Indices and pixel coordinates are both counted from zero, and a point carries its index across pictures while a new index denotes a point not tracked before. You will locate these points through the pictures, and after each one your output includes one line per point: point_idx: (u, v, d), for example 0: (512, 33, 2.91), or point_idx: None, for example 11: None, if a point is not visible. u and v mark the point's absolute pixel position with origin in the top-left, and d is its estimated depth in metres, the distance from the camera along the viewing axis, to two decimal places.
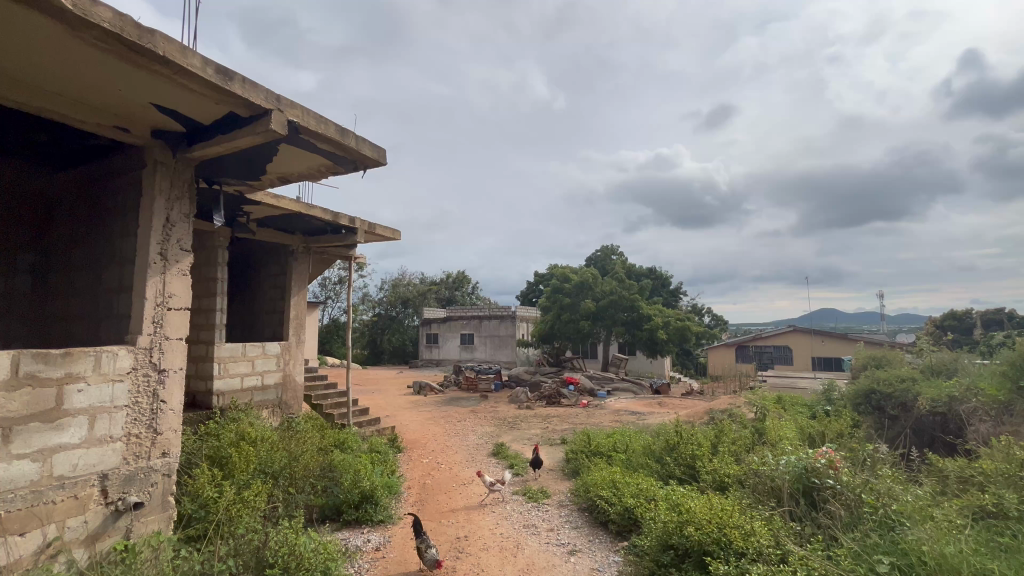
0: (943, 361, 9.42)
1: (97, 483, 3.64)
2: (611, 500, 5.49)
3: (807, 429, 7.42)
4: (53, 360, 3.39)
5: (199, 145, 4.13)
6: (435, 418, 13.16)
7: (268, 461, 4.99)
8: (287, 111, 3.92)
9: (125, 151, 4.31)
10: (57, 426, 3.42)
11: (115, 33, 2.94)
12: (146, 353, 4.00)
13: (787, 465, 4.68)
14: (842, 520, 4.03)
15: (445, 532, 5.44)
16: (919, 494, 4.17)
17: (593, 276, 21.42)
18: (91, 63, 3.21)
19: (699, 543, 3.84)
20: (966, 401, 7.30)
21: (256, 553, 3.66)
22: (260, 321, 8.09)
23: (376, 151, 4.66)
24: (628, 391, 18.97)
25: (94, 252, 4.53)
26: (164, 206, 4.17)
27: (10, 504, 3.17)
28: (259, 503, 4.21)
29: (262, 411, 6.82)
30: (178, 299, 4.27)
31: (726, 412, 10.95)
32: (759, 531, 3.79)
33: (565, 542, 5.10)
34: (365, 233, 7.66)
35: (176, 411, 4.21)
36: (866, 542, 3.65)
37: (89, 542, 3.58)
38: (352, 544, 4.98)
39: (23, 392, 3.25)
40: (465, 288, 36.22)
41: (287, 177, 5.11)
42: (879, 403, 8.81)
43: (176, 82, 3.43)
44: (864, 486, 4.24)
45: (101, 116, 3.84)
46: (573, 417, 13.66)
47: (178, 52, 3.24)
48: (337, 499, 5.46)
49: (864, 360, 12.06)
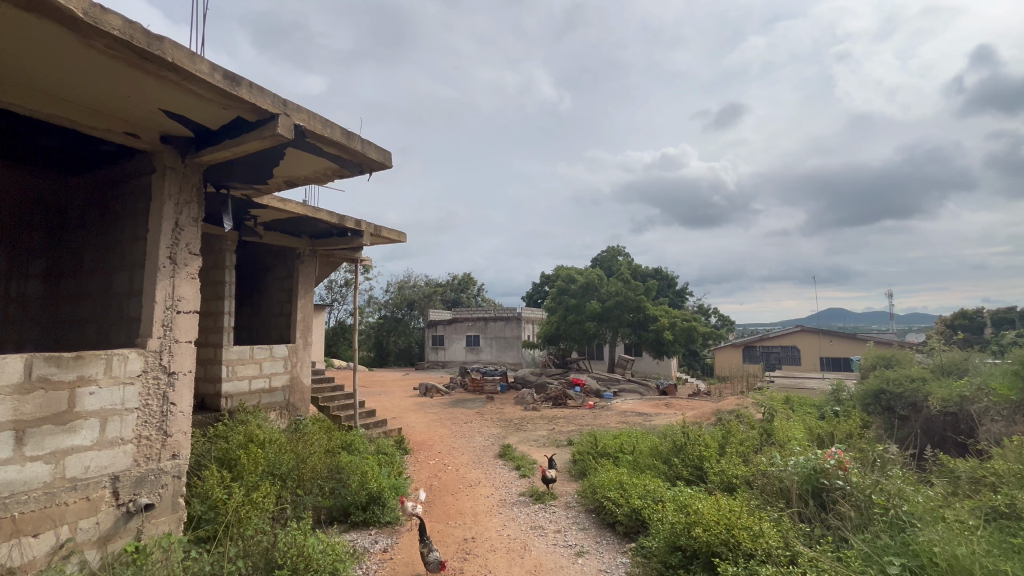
0: (954, 360, 9.30)
1: (109, 485, 3.68)
2: (618, 502, 5.47)
3: (816, 429, 7.36)
4: (66, 364, 3.44)
5: (207, 150, 4.17)
6: (441, 420, 13.18)
7: (277, 462, 5.02)
8: (294, 116, 3.95)
9: (135, 156, 4.36)
10: (69, 428, 3.46)
11: (125, 41, 2.97)
12: (157, 355, 4.05)
13: (796, 466, 4.64)
14: (852, 521, 3.99)
15: (453, 534, 5.44)
16: (929, 494, 4.11)
17: (598, 277, 21.47)
18: (102, 71, 3.26)
19: (708, 544, 3.80)
20: (977, 400, 7.16)
21: (265, 555, 3.77)
22: (267, 324, 8.13)
23: (381, 153, 4.67)
24: (633, 391, 18.88)
25: (105, 256, 4.58)
26: (173, 210, 4.23)
27: (25, 505, 3.22)
28: (268, 504, 4.24)
29: (270, 413, 6.87)
30: (187, 303, 4.32)
31: (733, 413, 10.87)
32: (768, 532, 3.75)
33: (571, 543, 5.10)
34: (371, 236, 7.69)
35: (186, 413, 4.24)
36: (876, 544, 3.61)
37: (101, 543, 3.62)
38: (360, 546, 5.01)
39: (36, 396, 3.30)
40: (472, 289, 36.44)
41: (293, 181, 5.15)
42: (889, 403, 8.72)
43: (184, 88, 3.48)
44: (874, 486, 4.20)
45: (110, 122, 3.90)
46: (578, 418, 13.62)
47: (187, 59, 3.28)
48: (345, 500, 5.49)
49: (873, 360, 11.97)
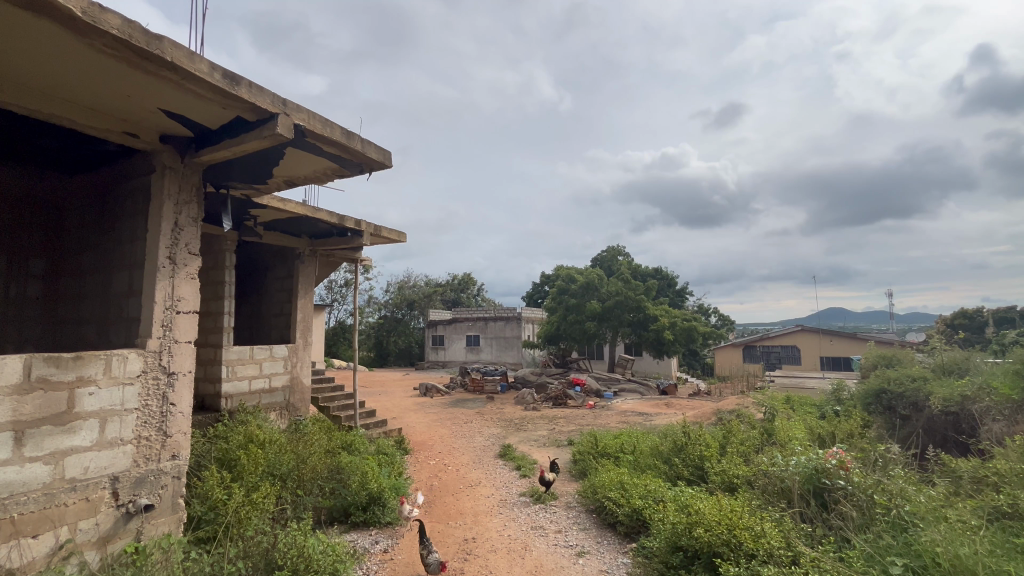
0: (955, 360, 9.28)
1: (109, 485, 3.67)
2: (619, 502, 5.46)
3: (817, 429, 7.34)
4: (64, 364, 3.42)
5: (207, 150, 4.16)
6: (442, 420, 13.17)
7: (277, 463, 5.01)
8: (294, 115, 3.94)
9: (135, 156, 4.35)
10: (68, 429, 3.45)
11: (124, 40, 2.96)
12: (157, 356, 4.03)
13: (797, 466, 4.63)
14: (854, 521, 3.98)
15: (453, 535, 5.42)
16: (931, 494, 4.10)
17: (598, 277, 21.46)
18: (101, 70, 3.25)
19: (709, 545, 3.79)
20: (978, 400, 7.14)
21: (265, 555, 3.74)
22: (267, 324, 8.12)
23: (381, 153, 4.66)
24: (633, 391, 18.87)
25: (104, 256, 4.57)
26: (173, 210, 4.22)
27: (24, 506, 3.20)
28: (268, 505, 4.23)
29: (270, 414, 6.86)
30: (187, 303, 4.30)
31: (734, 413, 10.86)
32: (770, 532, 3.74)
33: (572, 544, 5.09)
34: (371, 236, 7.67)
35: (186, 414, 4.22)
36: (878, 544, 3.60)
37: (101, 544, 3.61)
38: (360, 546, 5.00)
39: (35, 396, 3.29)
40: (472, 289, 36.43)
41: (293, 181, 5.14)
42: (890, 403, 8.71)
43: (183, 87, 3.47)
44: (876, 486, 4.19)
45: (110, 122, 3.89)
46: (578, 418, 13.61)
47: (186, 58, 3.27)
48: (345, 500, 5.48)
49: (873, 360, 11.95)
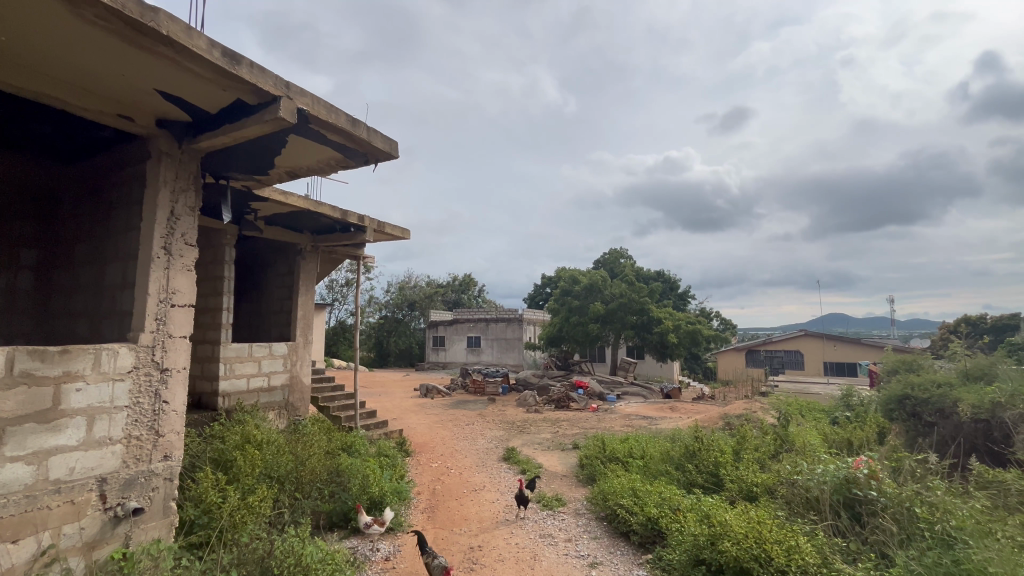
0: (979, 366, 9.02)
1: (95, 487, 3.44)
2: (633, 510, 5.23)
3: (833, 435, 7.12)
4: (51, 358, 3.20)
5: (205, 135, 3.95)
6: (443, 421, 12.93)
7: (276, 464, 4.76)
8: (297, 99, 3.71)
9: (130, 141, 4.14)
10: (53, 427, 3.22)
11: (117, 10, 2.74)
12: (149, 351, 3.80)
13: (824, 475, 4.40)
14: (895, 536, 3.74)
15: (458, 542, 5.20)
16: (976, 507, 3.87)
17: (603, 279, 21.11)
18: (93, 45, 3.04)
19: (737, 559, 3.54)
20: (1011, 407, 6.88)
21: (260, 562, 3.47)
22: (267, 322, 7.90)
23: (388, 142, 4.45)
24: (637, 395, 18.62)
25: (97, 246, 4.34)
26: (169, 197, 4.00)
27: (3, 509, 2.98)
28: (264, 508, 4.00)
29: (268, 413, 6.63)
30: (182, 295, 4.09)
31: (742, 418, 10.64)
32: (804, 548, 3.50)
33: (584, 554, 4.84)
34: (376, 231, 7.46)
35: (180, 411, 4.00)
36: (924, 561, 3.36)
37: (86, 550, 3.37)
38: (361, 553, 4.75)
39: (18, 392, 3.06)
40: (472, 290, 36.23)
41: (296, 172, 4.92)
42: (915, 409, 8.45)
43: (181, 65, 3.25)
44: (913, 497, 3.96)
45: (103, 103, 3.67)
46: (583, 421, 13.35)
47: (183, 32, 3.04)
48: (346, 505, 5.25)
49: (889, 365, 11.68)
